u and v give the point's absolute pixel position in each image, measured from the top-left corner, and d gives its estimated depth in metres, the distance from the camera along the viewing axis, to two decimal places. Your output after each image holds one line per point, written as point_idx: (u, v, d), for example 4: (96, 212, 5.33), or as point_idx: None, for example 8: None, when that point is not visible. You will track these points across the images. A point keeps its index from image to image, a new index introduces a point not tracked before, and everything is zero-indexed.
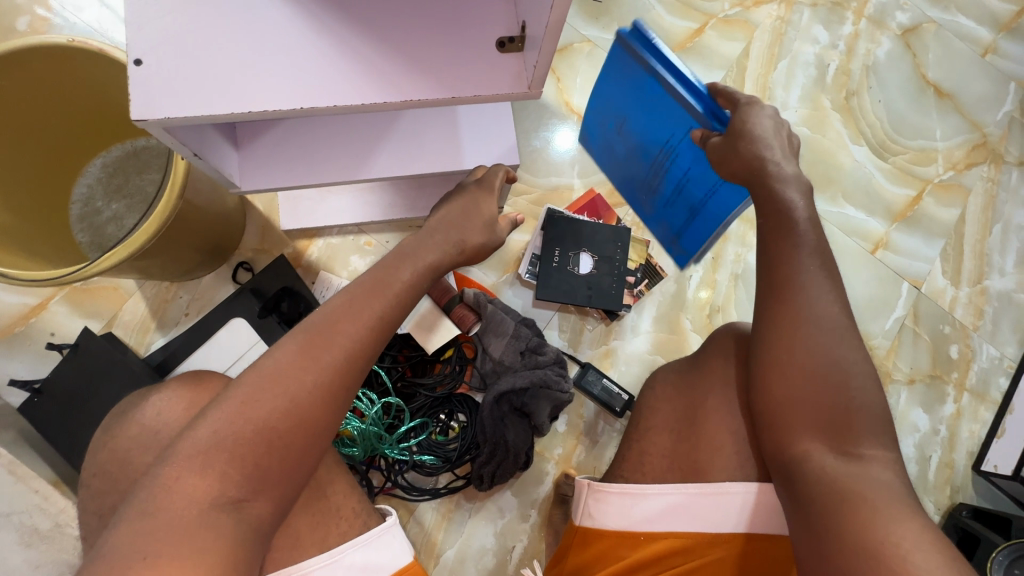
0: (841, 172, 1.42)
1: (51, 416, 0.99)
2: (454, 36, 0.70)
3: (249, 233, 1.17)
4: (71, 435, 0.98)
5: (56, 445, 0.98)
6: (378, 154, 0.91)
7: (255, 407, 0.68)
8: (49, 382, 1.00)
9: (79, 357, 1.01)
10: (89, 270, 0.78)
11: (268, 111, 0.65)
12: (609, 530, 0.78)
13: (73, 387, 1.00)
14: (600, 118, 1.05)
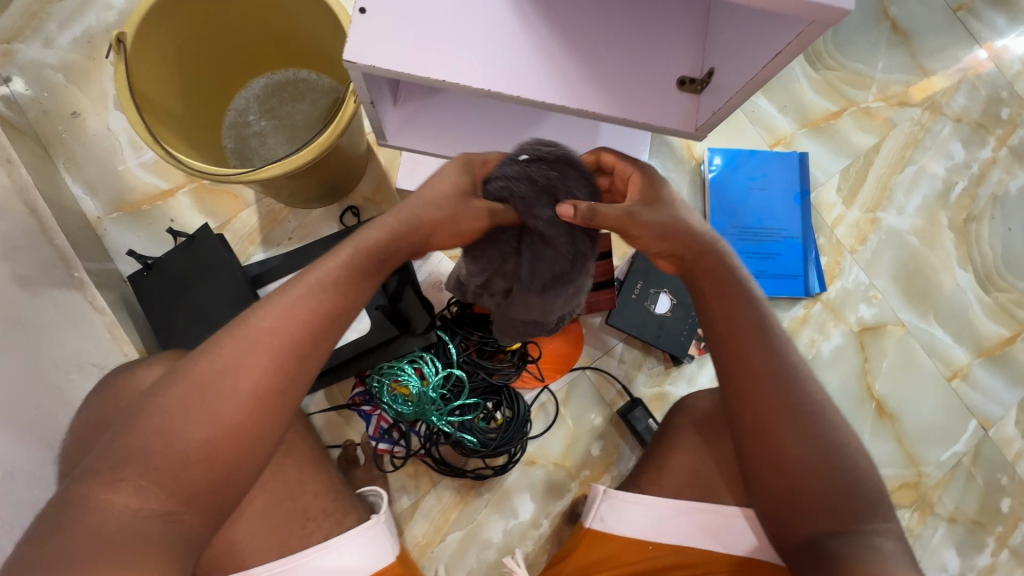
0: (938, 291, 1.39)
1: (154, 293, 1.07)
2: (642, 63, 0.74)
3: (365, 181, 1.24)
4: (166, 313, 1.07)
5: (151, 320, 1.07)
6: (517, 148, 0.97)
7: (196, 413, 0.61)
8: (161, 261, 1.09)
9: (194, 247, 1.09)
10: (246, 176, 0.87)
11: (457, 85, 0.70)
12: (618, 534, 0.82)
13: (179, 272, 1.08)
14: (744, 172, 1.33)
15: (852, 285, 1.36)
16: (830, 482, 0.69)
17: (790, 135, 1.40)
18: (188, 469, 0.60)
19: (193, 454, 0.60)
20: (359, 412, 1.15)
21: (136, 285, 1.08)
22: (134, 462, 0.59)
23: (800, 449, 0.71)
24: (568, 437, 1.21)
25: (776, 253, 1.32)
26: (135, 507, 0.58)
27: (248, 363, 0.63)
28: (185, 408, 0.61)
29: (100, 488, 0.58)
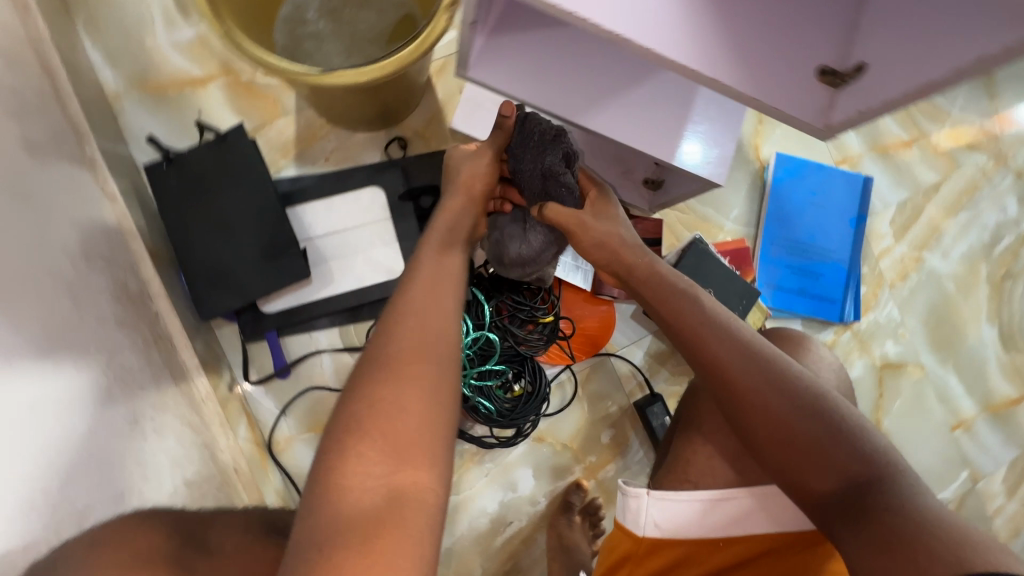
0: (962, 341, 1.38)
1: (173, 189, 0.96)
2: (785, 41, 0.66)
3: (418, 113, 1.13)
4: (182, 215, 0.96)
5: (164, 219, 0.96)
6: (603, 109, 0.89)
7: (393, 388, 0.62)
8: (185, 156, 0.97)
9: (223, 148, 0.97)
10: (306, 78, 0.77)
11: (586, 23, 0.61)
12: (678, 538, 0.73)
13: (204, 172, 0.97)
14: (807, 184, 1.28)
15: (883, 319, 1.34)
16: (826, 440, 0.66)
17: (858, 155, 1.34)
18: (396, 438, 0.58)
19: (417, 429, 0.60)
20: None
21: (152, 177, 0.97)
22: (349, 455, 0.57)
23: (775, 413, 0.68)
24: (581, 420, 1.17)
25: (820, 275, 1.28)
26: (377, 487, 0.55)
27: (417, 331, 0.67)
28: (392, 393, 0.61)
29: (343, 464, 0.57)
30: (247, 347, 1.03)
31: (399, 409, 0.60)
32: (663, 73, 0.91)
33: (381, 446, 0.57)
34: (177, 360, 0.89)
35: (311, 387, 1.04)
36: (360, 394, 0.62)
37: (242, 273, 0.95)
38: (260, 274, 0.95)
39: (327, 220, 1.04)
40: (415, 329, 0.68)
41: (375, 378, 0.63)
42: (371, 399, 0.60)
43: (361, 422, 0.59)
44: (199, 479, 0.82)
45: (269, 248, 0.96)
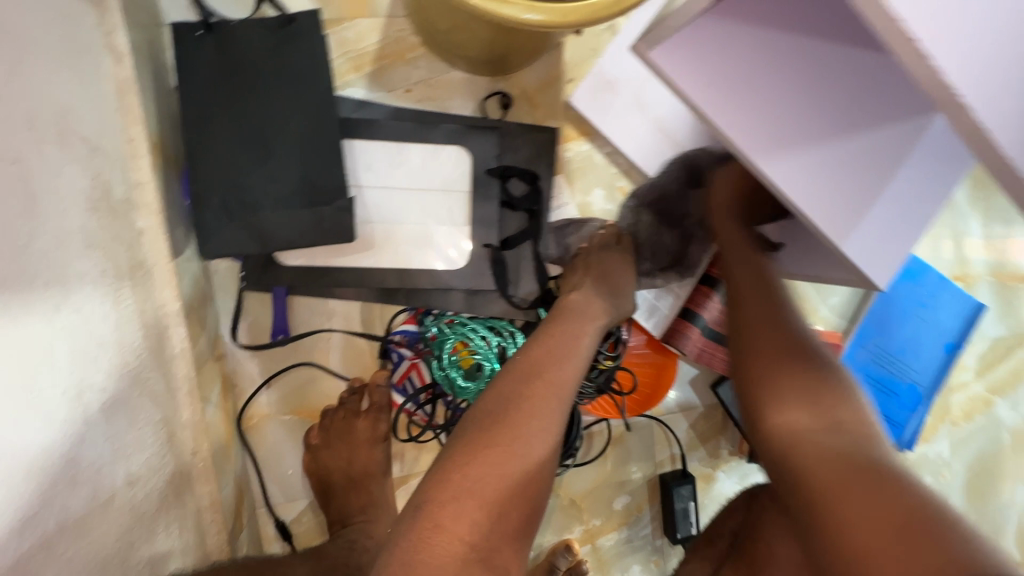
0: (995, 497, 1.28)
1: (201, 69, 0.71)
2: None
3: (534, 71, 0.89)
4: (207, 107, 0.71)
5: (182, 104, 0.70)
6: (791, 159, 0.68)
7: (516, 438, 0.57)
8: (231, 27, 0.71)
9: (285, 35, 0.72)
10: None
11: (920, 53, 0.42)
12: None
13: (249, 60, 0.71)
14: (918, 293, 1.12)
15: (933, 454, 1.23)
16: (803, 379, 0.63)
17: (976, 276, 1.19)
18: (511, 506, 0.54)
19: (528, 491, 0.56)
20: (394, 352, 0.85)
21: (180, 43, 0.70)
22: (455, 511, 0.52)
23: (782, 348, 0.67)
24: (599, 479, 1.02)
25: (893, 395, 1.13)
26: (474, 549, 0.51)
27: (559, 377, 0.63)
28: (514, 447, 0.56)
29: (442, 514, 0.52)
30: (244, 292, 0.82)
31: (529, 487, 0.55)
32: (880, 134, 0.70)
33: (493, 510, 0.53)
34: (153, 298, 0.67)
35: (311, 364, 0.85)
36: (484, 448, 0.55)
37: (267, 211, 0.72)
38: (289, 219, 0.72)
39: (392, 172, 0.81)
40: (544, 405, 0.60)
41: (500, 444, 0.56)
42: (496, 468, 0.54)
43: (473, 483, 0.53)
44: (145, 472, 0.60)
45: (312, 190, 0.72)
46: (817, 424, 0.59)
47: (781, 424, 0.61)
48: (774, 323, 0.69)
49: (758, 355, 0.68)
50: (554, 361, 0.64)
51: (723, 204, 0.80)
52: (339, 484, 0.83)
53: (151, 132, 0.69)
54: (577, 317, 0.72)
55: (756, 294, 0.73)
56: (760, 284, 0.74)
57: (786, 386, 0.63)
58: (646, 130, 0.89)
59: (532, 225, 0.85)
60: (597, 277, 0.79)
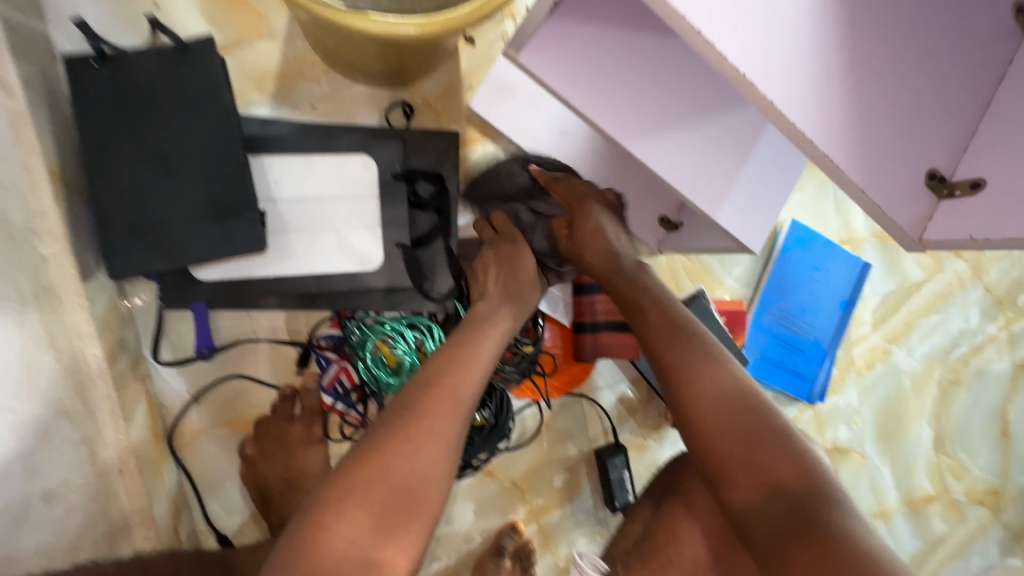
0: (902, 437, 1.42)
1: (98, 96, 0.73)
2: (904, 129, 0.56)
3: (434, 80, 0.95)
4: (106, 133, 0.73)
5: (81, 132, 0.72)
6: (657, 140, 0.76)
7: (407, 439, 0.61)
8: (124, 56, 0.74)
9: (181, 60, 0.75)
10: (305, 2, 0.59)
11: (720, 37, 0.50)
12: None
13: (147, 86, 0.74)
14: (811, 258, 1.24)
15: (843, 404, 1.35)
16: (740, 432, 0.65)
17: (861, 239, 1.32)
18: (400, 506, 0.58)
19: (417, 486, 0.59)
20: (319, 357, 0.89)
21: (74, 73, 0.72)
22: (344, 507, 0.56)
23: (712, 404, 0.67)
24: (537, 459, 1.07)
25: (799, 352, 1.25)
26: (356, 545, 0.54)
27: (459, 378, 0.68)
28: (403, 444, 0.60)
29: (329, 514, 0.55)
30: (164, 311, 0.84)
31: (421, 482, 0.59)
32: (734, 113, 0.79)
33: (381, 506, 0.57)
34: (65, 323, 0.68)
35: (241, 376, 0.88)
36: (379, 451, 0.60)
37: (176, 228, 0.75)
38: (198, 234, 0.75)
39: (301, 184, 0.85)
40: (442, 410, 0.64)
41: (393, 444, 0.60)
42: (384, 465, 0.59)
43: (364, 478, 0.58)
44: (65, 490, 0.62)
45: (219, 205, 0.76)
46: (767, 488, 0.60)
47: (733, 486, 0.63)
48: (673, 331, 0.75)
49: (686, 382, 0.70)
50: (457, 364, 0.69)
51: (603, 266, 0.85)
52: (277, 490, 0.85)
53: (51, 161, 0.70)
54: (482, 322, 0.77)
55: (663, 330, 0.75)
56: (669, 318, 0.77)
57: (722, 441, 0.65)
58: (541, 127, 0.96)
59: (443, 223, 0.90)
60: (501, 274, 0.83)
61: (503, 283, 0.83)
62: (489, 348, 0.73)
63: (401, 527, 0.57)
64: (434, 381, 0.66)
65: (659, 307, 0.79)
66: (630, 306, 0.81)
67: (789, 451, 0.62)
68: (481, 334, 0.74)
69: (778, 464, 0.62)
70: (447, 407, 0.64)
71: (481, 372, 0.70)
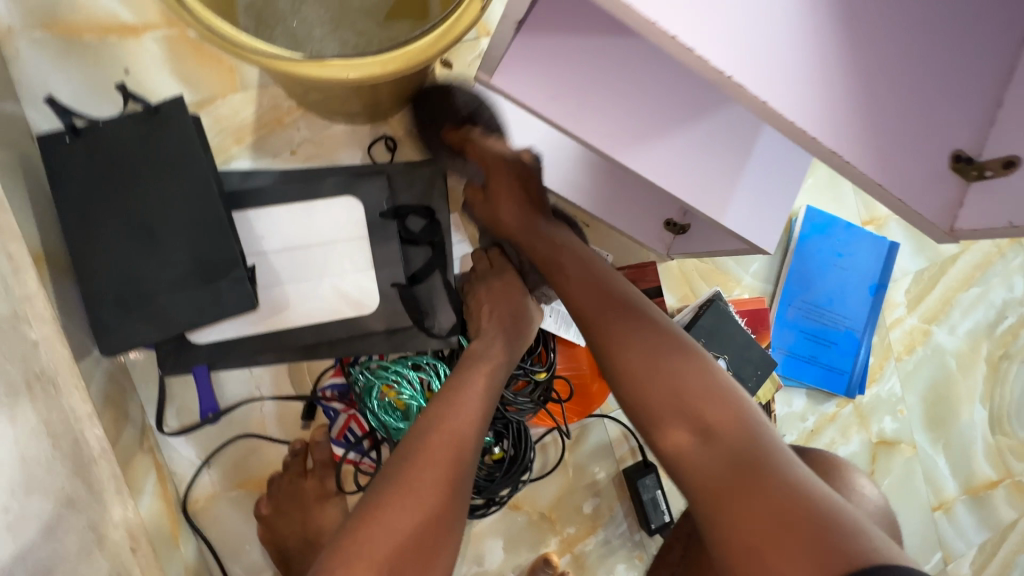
0: (954, 420, 1.33)
1: (78, 170, 0.72)
2: (918, 110, 0.51)
3: (414, 110, 0.92)
4: (89, 206, 0.72)
5: (60, 209, 0.72)
6: (651, 148, 0.71)
7: (407, 494, 0.58)
8: (98, 126, 0.73)
9: (153, 123, 0.73)
10: (264, 57, 0.56)
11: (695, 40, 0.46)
12: None
13: (125, 154, 0.73)
14: (833, 244, 1.17)
15: (886, 393, 1.27)
16: (667, 387, 0.65)
17: (884, 217, 1.24)
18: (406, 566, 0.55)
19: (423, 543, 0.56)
20: (325, 408, 0.87)
21: (51, 151, 0.72)
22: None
23: (636, 363, 0.68)
24: (563, 487, 1.03)
25: (833, 345, 1.17)
26: None
27: (459, 419, 0.65)
28: (403, 499, 0.58)
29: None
30: (164, 378, 0.83)
31: (430, 541, 0.57)
32: (727, 110, 0.74)
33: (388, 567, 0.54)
34: (62, 406, 0.67)
35: (250, 435, 0.85)
36: (380, 508, 0.57)
37: (167, 295, 0.73)
38: (187, 299, 0.74)
39: (289, 233, 0.83)
40: (440, 460, 0.61)
41: (395, 509, 0.57)
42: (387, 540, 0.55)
43: (368, 541, 0.55)
44: None
45: (206, 266, 0.74)
46: (690, 429, 0.62)
47: (655, 427, 0.65)
48: (607, 301, 0.73)
49: (614, 342, 0.70)
50: (457, 420, 0.65)
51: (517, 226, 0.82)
52: (296, 549, 0.82)
53: (34, 244, 0.69)
54: (474, 360, 0.74)
55: (597, 310, 0.73)
56: (600, 291, 0.74)
57: (650, 391, 0.66)
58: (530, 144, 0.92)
59: (437, 257, 0.88)
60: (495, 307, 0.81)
61: (501, 320, 0.80)
62: (484, 385, 0.70)
63: None
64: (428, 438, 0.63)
65: (587, 275, 0.76)
66: (549, 266, 0.79)
67: (711, 391, 0.63)
68: (472, 371, 0.72)
69: (693, 403, 0.63)
70: (450, 453, 0.61)
71: (482, 415, 0.67)
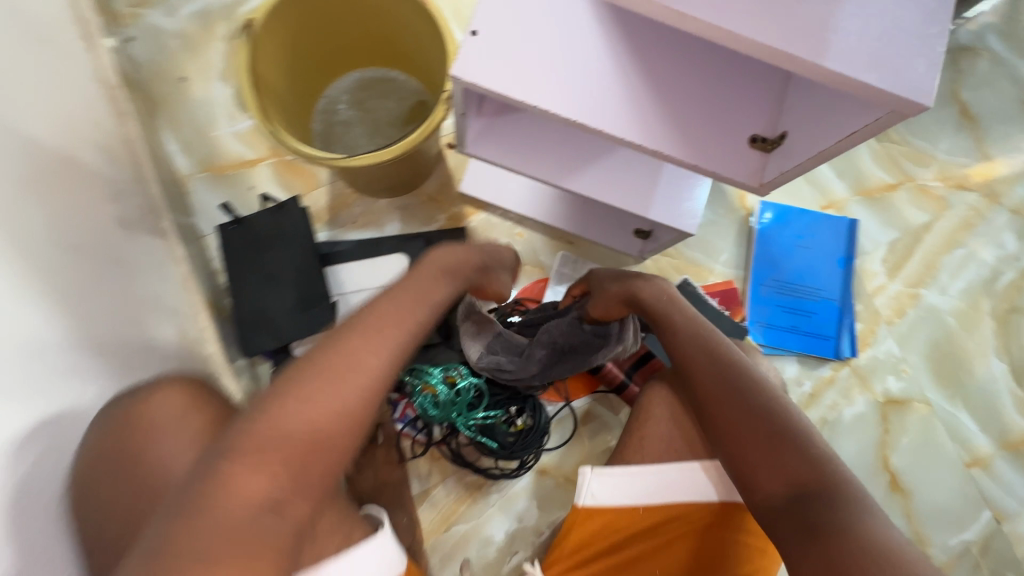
0: (969, 376, 1.38)
1: (236, 245, 1.16)
2: (716, 114, 0.78)
3: (431, 180, 1.31)
4: (241, 268, 1.15)
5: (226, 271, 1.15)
6: (583, 174, 1.01)
7: (322, 395, 0.62)
8: (250, 217, 1.17)
9: (280, 214, 1.16)
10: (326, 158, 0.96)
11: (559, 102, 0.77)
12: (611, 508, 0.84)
13: (261, 235, 1.16)
14: (792, 228, 1.36)
15: (883, 354, 1.37)
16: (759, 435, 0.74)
17: (843, 200, 1.42)
18: (319, 453, 0.60)
19: (322, 429, 0.61)
20: (387, 400, 1.18)
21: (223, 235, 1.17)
22: (258, 462, 0.56)
23: (736, 421, 0.77)
24: (581, 455, 1.24)
25: (812, 315, 1.34)
26: (259, 498, 0.55)
27: (380, 312, 0.74)
28: (320, 395, 0.62)
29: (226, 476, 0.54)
30: None
31: (336, 433, 0.62)
32: None
33: (295, 457, 0.58)
34: None
35: None
36: (283, 405, 0.60)
37: (281, 320, 1.12)
38: (296, 323, 1.12)
39: (359, 278, 1.21)
40: (359, 364, 0.66)
41: (321, 397, 0.62)
42: (269, 467, 0.56)
43: (269, 435, 0.58)
44: None
45: (306, 301, 1.13)
46: (786, 490, 0.69)
47: (753, 485, 0.73)
48: (717, 371, 0.82)
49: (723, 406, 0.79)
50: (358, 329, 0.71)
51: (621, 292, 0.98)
52: None
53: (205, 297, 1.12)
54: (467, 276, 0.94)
55: (718, 384, 0.81)
56: (718, 369, 0.82)
57: (748, 446, 0.75)
58: (514, 189, 1.26)
59: None
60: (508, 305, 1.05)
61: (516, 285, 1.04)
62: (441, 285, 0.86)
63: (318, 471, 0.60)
64: (333, 349, 0.67)
65: (712, 361, 0.83)
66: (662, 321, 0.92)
67: (805, 456, 0.70)
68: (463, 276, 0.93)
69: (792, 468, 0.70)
70: (365, 357, 0.67)
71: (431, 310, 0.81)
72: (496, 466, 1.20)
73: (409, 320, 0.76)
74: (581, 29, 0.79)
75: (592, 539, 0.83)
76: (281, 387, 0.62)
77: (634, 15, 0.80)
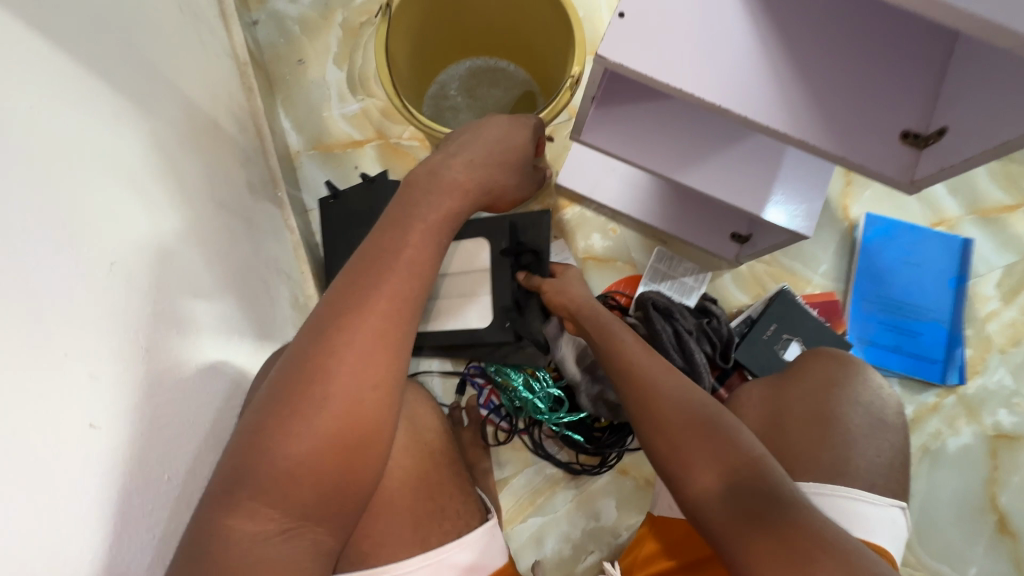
0: None
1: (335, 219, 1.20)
2: (867, 107, 0.76)
3: None
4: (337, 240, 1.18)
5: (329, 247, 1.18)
6: (697, 166, 1.00)
7: (356, 357, 0.56)
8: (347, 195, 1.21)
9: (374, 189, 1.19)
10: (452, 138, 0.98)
11: (701, 91, 0.76)
12: (689, 516, 0.80)
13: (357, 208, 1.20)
14: (901, 243, 1.30)
15: (994, 385, 1.27)
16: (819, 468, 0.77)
17: (955, 218, 1.35)
18: (352, 437, 0.55)
19: (361, 405, 0.55)
20: (472, 382, 1.21)
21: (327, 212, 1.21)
22: (264, 486, 0.52)
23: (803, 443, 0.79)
24: None
25: (920, 337, 1.27)
26: (277, 523, 0.52)
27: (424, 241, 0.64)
28: (349, 359, 0.56)
29: (266, 463, 0.52)
30: None
31: (363, 394, 0.56)
32: (749, 139, 1.02)
33: (325, 441, 0.54)
34: None
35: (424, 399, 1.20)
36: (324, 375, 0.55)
37: None
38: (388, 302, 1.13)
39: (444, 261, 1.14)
40: (394, 312, 0.59)
41: (360, 355, 0.56)
42: (308, 456, 0.53)
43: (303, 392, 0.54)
44: None
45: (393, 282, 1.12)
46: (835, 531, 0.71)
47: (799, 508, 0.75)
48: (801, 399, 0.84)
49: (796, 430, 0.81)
50: (386, 292, 0.59)
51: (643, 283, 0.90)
52: None
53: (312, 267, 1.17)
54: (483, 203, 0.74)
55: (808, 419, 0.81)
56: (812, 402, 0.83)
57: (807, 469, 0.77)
58: (612, 184, 1.26)
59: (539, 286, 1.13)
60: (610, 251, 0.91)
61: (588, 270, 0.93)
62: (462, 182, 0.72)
63: (357, 460, 0.55)
64: (357, 308, 0.58)
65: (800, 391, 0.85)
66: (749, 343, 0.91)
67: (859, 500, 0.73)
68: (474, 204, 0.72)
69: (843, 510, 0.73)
70: (390, 291, 0.59)
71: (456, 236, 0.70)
72: (576, 461, 1.19)
73: (429, 258, 0.64)
74: (729, 17, 0.78)
75: (654, 554, 0.80)
76: (314, 348, 0.56)
77: (780, 4, 0.79)
